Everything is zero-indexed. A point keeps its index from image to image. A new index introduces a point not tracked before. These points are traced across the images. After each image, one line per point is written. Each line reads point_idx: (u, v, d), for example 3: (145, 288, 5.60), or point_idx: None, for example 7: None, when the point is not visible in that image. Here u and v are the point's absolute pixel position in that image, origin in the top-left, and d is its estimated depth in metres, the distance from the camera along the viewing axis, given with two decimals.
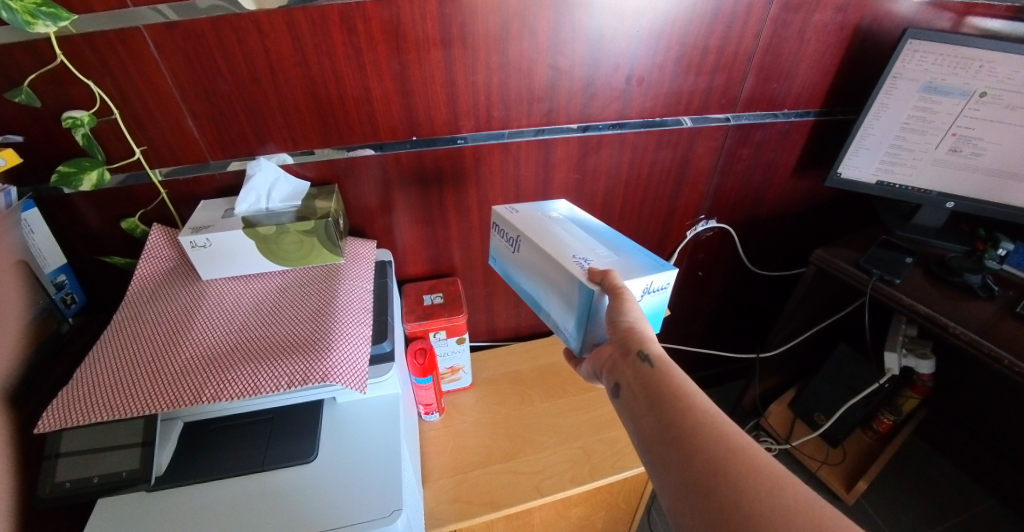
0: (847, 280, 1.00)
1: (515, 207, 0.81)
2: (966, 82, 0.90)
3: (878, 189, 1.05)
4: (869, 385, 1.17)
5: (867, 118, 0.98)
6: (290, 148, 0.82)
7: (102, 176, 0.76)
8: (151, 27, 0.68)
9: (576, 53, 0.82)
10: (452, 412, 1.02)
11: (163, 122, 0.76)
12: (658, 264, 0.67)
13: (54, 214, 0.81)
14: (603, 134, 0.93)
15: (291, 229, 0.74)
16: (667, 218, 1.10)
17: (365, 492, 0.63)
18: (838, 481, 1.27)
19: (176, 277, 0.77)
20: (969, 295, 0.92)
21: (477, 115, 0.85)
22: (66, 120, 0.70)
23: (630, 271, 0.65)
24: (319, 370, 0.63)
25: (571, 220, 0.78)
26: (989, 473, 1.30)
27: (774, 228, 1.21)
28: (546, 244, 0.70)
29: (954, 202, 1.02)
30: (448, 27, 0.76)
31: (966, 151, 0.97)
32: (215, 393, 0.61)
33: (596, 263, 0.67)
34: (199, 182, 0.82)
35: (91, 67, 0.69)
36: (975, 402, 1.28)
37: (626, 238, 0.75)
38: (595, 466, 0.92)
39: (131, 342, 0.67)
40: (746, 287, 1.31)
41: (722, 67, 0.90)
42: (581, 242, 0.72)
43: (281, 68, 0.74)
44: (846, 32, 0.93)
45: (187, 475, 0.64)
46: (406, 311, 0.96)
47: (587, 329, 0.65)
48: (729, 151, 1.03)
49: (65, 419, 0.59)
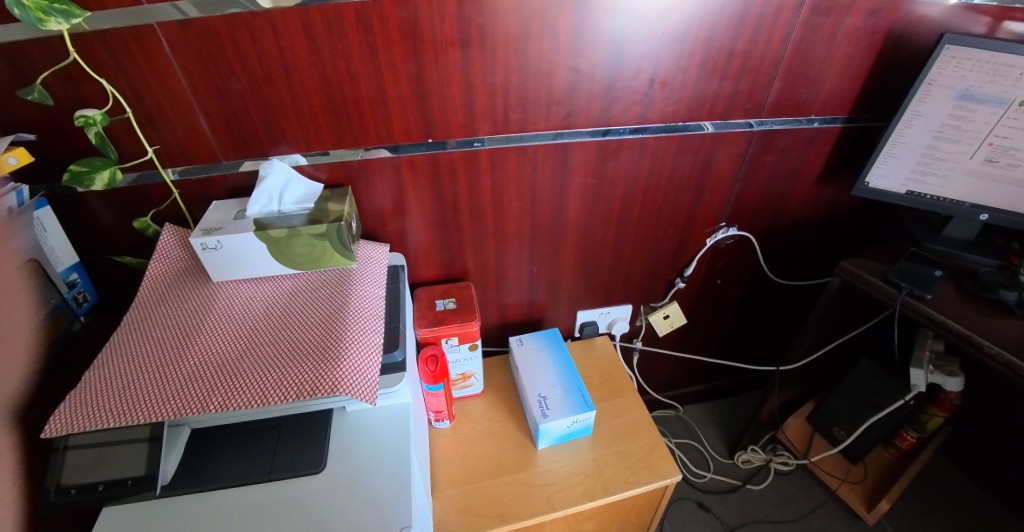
0: (874, 294, 0.96)
1: (525, 345, 1.06)
2: (1005, 90, 0.86)
3: (907, 200, 1.02)
4: (894, 402, 1.13)
5: (898, 126, 0.94)
6: (303, 148, 0.81)
7: (114, 175, 0.74)
8: (165, 24, 0.66)
9: (597, 56, 0.80)
10: (462, 419, 1.00)
11: (176, 121, 0.75)
12: (581, 406, 0.93)
13: (68, 212, 0.81)
14: (623, 139, 0.90)
15: (303, 233, 0.73)
16: (686, 226, 1.07)
17: (375, 507, 0.61)
18: (859, 500, 1.23)
19: (188, 277, 0.76)
20: (1003, 313, 0.88)
21: (495, 117, 0.83)
22: (80, 119, 0.68)
23: (556, 413, 0.91)
24: (328, 381, 0.61)
25: (557, 362, 1.02)
26: (1014, 493, 1.26)
27: (796, 237, 1.18)
28: (526, 378, 0.99)
29: (987, 214, 0.98)
30: (467, 28, 0.73)
31: (1002, 162, 0.93)
32: (223, 401, 0.59)
33: (546, 397, 0.95)
34: (211, 182, 0.81)
35: (104, 65, 0.68)
36: (1006, 420, 1.24)
37: (578, 375, 1.00)
38: (608, 480, 0.90)
39: (140, 346, 0.66)
40: (765, 296, 1.28)
41: (748, 71, 0.87)
42: (548, 379, 0.99)
43: (295, 67, 0.73)
44: (879, 36, 0.89)
45: (194, 483, 0.63)
46: (418, 316, 0.94)
47: (534, 388, 0.97)
48: (752, 157, 1.00)
49: (71, 425, 0.58)
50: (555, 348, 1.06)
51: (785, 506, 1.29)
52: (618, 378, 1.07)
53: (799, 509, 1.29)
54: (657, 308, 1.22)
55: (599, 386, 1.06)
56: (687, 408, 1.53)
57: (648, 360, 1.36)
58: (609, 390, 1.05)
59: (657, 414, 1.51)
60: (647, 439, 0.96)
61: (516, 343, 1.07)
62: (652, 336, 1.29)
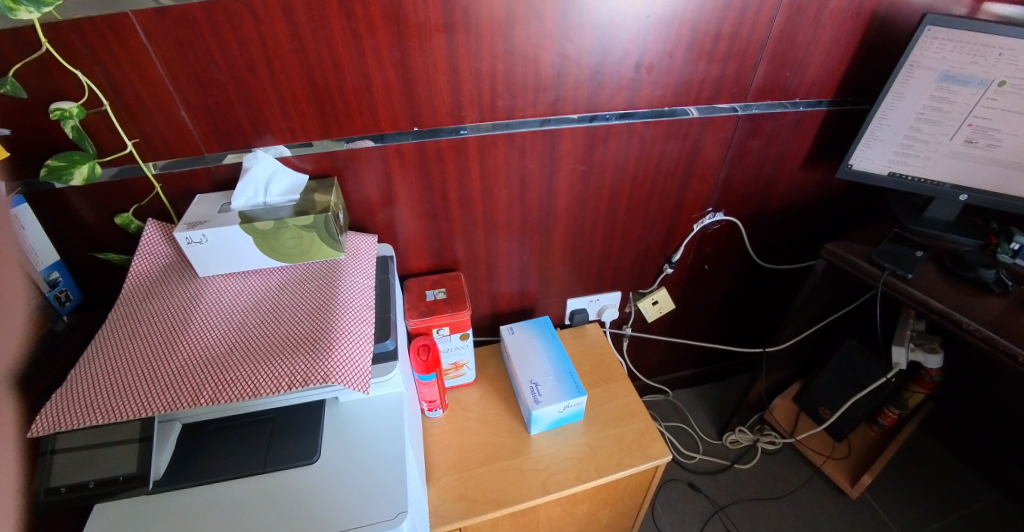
0: (858, 274, 0.98)
1: (514, 331, 1.08)
2: (985, 71, 0.87)
3: (890, 182, 1.03)
4: (877, 380, 1.16)
5: (881, 109, 0.95)
6: (288, 139, 0.80)
7: (94, 169, 0.73)
8: (141, 12, 0.65)
9: (584, 40, 0.79)
10: (455, 408, 1.01)
11: (157, 113, 0.73)
12: (572, 390, 0.94)
13: (47, 209, 0.79)
14: (610, 125, 0.90)
15: (290, 225, 0.72)
16: (674, 211, 1.08)
17: (370, 494, 0.61)
18: (843, 476, 1.26)
19: (173, 273, 0.75)
20: (982, 291, 0.90)
21: (482, 105, 0.83)
22: (55, 112, 0.67)
23: (547, 399, 0.92)
24: (320, 371, 0.61)
25: (545, 348, 1.03)
26: (991, 463, 1.32)
27: (783, 221, 1.19)
28: (518, 365, 1.00)
29: (967, 195, 1.00)
30: (451, 12, 0.72)
31: (982, 143, 0.94)
32: (213, 394, 0.59)
33: (538, 384, 0.95)
34: (195, 175, 0.80)
35: (79, 55, 0.66)
36: (985, 393, 1.28)
37: (568, 360, 1.01)
38: (602, 462, 0.91)
39: (126, 342, 0.65)
40: (753, 280, 1.29)
41: (734, 54, 0.87)
42: (539, 366, 1.00)
43: (277, 56, 0.71)
44: (862, 18, 0.90)
45: (186, 478, 0.63)
46: (409, 307, 0.94)
47: (524, 375, 0.98)
48: (739, 142, 1.00)
49: (58, 424, 0.57)
50: (547, 336, 1.06)
51: (773, 484, 1.33)
52: (610, 364, 1.09)
53: (786, 485, 1.32)
54: (646, 295, 1.23)
55: (591, 372, 1.07)
56: (678, 393, 1.55)
57: (639, 345, 1.37)
58: (601, 375, 1.06)
59: (648, 399, 1.53)
60: (639, 422, 0.97)
61: (507, 330, 1.08)
62: (642, 322, 1.31)
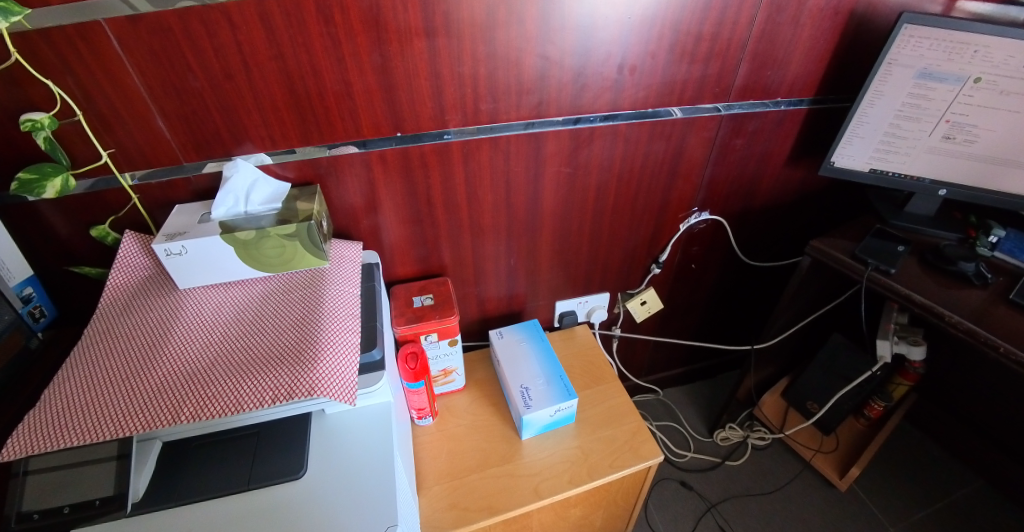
0: (844, 270, 0.99)
1: (502, 333, 1.07)
2: (961, 67, 0.88)
3: (872, 178, 1.04)
4: (863, 373, 1.17)
5: (861, 106, 0.96)
6: (268, 147, 0.78)
7: (67, 182, 0.71)
8: (114, 20, 0.63)
9: (566, 41, 0.79)
10: (445, 415, 1.00)
11: (132, 123, 0.71)
12: (564, 393, 0.94)
13: (18, 222, 0.77)
14: (595, 126, 0.90)
15: (272, 234, 0.71)
16: (660, 211, 1.09)
17: (358, 507, 0.60)
18: (832, 468, 1.28)
19: (152, 286, 0.74)
20: (963, 283, 0.92)
21: (465, 109, 0.82)
22: (25, 123, 0.64)
23: (540, 404, 0.92)
24: (305, 384, 0.59)
25: (533, 350, 1.03)
26: (976, 453, 1.34)
27: (768, 219, 1.20)
28: (507, 369, 0.99)
29: (946, 190, 1.01)
30: (431, 15, 0.72)
31: (960, 138, 0.96)
32: (194, 411, 0.58)
33: (530, 389, 0.95)
34: (173, 185, 0.78)
35: (49, 66, 0.64)
36: (969, 385, 1.30)
37: (557, 363, 1.00)
38: (594, 465, 0.91)
39: (102, 359, 0.64)
40: (740, 278, 1.31)
41: (715, 54, 0.88)
42: (529, 370, 0.99)
43: (255, 62, 0.70)
44: (841, 17, 0.91)
45: (168, 498, 0.61)
46: (396, 314, 0.94)
47: (516, 380, 0.97)
48: (723, 141, 1.01)
49: (31, 447, 0.55)
50: (537, 339, 1.06)
51: (763, 479, 1.34)
52: (600, 366, 1.09)
53: (776, 480, 1.33)
54: (634, 295, 1.23)
55: (581, 374, 1.07)
56: (668, 391, 1.56)
57: (628, 345, 1.38)
58: (591, 377, 1.06)
59: (639, 399, 1.53)
60: (630, 423, 0.97)
61: (495, 333, 1.07)
62: (631, 322, 1.31)
